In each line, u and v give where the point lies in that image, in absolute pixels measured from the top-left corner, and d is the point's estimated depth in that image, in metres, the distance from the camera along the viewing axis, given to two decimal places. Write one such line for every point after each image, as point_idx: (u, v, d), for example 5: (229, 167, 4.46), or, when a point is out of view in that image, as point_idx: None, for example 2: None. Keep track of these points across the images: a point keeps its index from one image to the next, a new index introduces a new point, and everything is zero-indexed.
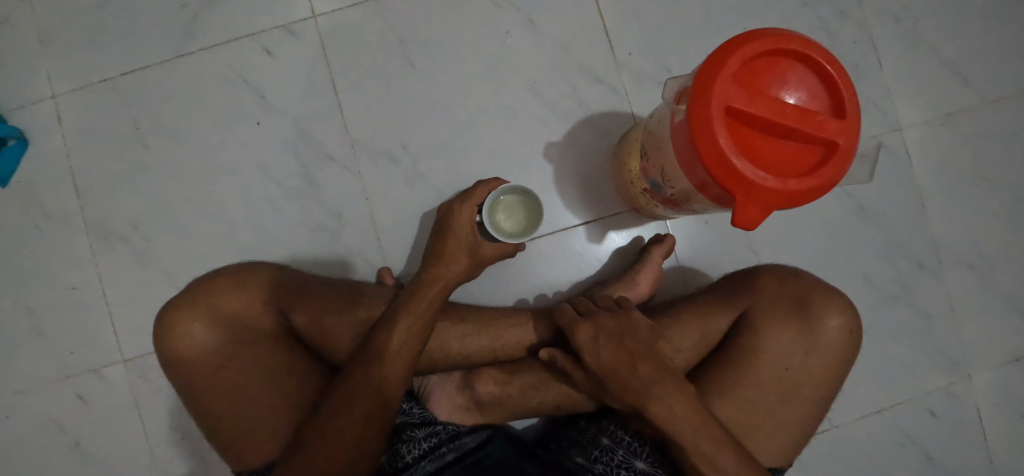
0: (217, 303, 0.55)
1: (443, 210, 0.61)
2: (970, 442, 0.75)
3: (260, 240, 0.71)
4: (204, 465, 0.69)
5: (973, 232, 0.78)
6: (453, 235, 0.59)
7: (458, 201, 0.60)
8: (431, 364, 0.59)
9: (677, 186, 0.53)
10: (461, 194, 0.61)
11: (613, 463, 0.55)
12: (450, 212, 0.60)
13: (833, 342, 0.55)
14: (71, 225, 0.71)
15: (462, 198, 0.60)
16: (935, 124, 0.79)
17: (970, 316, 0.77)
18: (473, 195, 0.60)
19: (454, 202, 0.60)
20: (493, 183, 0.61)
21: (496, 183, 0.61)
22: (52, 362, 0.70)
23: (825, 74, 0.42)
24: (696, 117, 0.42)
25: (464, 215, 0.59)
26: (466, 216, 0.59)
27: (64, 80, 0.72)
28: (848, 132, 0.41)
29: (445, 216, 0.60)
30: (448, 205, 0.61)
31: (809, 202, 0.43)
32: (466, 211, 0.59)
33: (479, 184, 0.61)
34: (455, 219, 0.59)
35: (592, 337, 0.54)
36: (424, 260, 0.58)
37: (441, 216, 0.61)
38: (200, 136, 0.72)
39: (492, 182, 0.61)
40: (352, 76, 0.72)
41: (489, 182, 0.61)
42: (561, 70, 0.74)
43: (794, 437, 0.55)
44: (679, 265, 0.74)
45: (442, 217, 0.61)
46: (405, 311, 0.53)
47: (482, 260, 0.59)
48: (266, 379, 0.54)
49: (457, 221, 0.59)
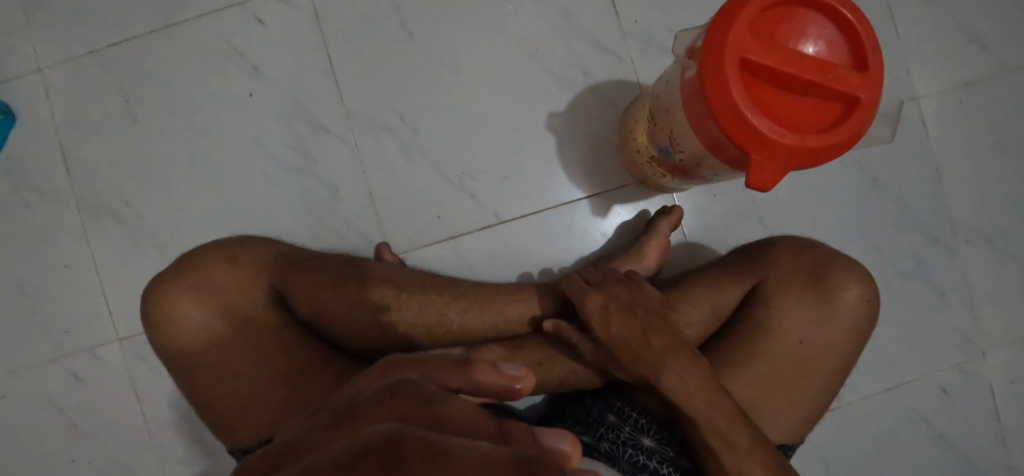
0: (209, 277, 0.53)
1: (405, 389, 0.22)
2: (984, 420, 0.74)
3: (255, 215, 0.69)
4: (204, 446, 0.68)
5: (990, 204, 0.75)
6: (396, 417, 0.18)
7: (393, 365, 0.27)
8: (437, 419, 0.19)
9: (686, 151, 0.50)
10: (457, 401, 0.22)
11: (620, 440, 0.53)
12: (360, 419, 0.18)
13: (852, 314, 0.53)
14: (62, 201, 0.69)
15: (460, 423, 0.19)
16: (953, 93, 0.75)
17: (985, 292, 0.75)
18: (467, 427, 0.19)
19: (404, 358, 0.28)
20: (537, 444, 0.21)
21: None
22: (47, 341, 0.69)
23: (846, 23, 0.40)
24: (709, 71, 0.40)
25: (450, 440, 0.16)
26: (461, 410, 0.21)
27: (51, 52, 0.69)
28: (870, 86, 0.39)
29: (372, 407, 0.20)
30: (406, 385, 0.22)
31: (828, 161, 0.40)
32: (463, 446, 0.16)
33: (463, 389, 0.28)
34: (439, 442, 0.16)
35: (602, 306, 0.53)
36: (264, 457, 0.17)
37: (379, 401, 0.20)
38: (193, 109, 0.69)
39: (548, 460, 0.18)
40: (346, 44, 0.70)
41: (517, 429, 0.21)
42: (563, 37, 0.71)
43: (809, 411, 0.53)
44: (686, 241, 0.72)
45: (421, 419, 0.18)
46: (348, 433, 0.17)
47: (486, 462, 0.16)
48: (258, 355, 0.52)
49: (458, 444, 0.16)
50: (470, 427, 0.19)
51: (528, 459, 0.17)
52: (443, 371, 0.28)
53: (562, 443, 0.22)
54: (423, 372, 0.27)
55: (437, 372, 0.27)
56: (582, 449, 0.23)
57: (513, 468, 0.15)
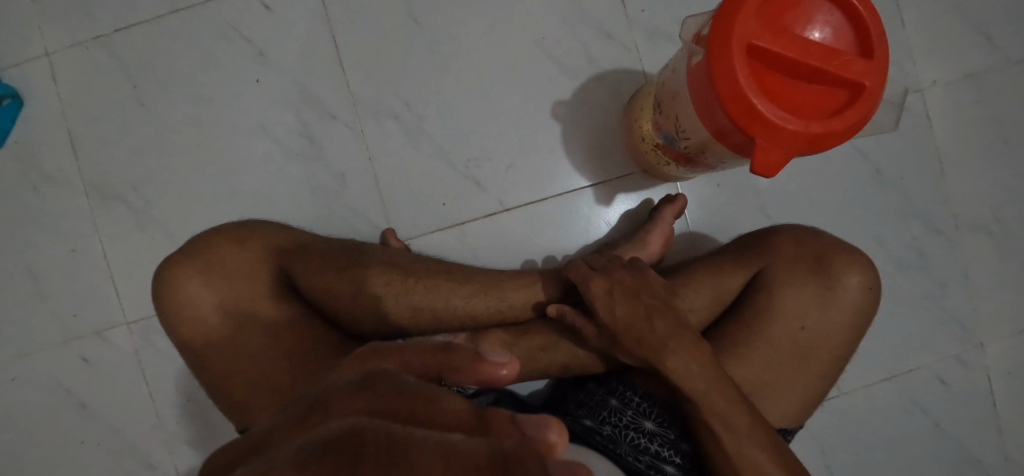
0: (217, 259, 0.54)
1: (382, 381, 0.21)
2: (980, 410, 0.74)
3: (261, 201, 0.69)
4: (210, 429, 0.69)
5: (991, 197, 0.75)
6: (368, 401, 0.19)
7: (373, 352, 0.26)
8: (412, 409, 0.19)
9: (691, 138, 0.51)
10: (437, 391, 0.22)
11: (622, 423, 0.54)
12: (334, 409, 0.19)
13: (854, 301, 0.54)
14: (71, 185, 0.69)
15: (431, 415, 0.19)
16: (957, 85, 0.76)
17: (984, 284, 0.75)
18: (440, 417, 0.19)
19: (390, 344, 0.28)
20: (515, 434, 0.21)
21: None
22: (55, 323, 0.69)
23: (853, 11, 0.40)
24: (716, 57, 0.40)
25: (415, 435, 0.17)
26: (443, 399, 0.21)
27: (58, 37, 0.70)
28: (875, 73, 0.39)
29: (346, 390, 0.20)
30: (387, 378, 0.22)
31: (833, 147, 0.40)
32: (427, 444, 0.16)
33: (446, 377, 0.29)
34: (406, 440, 0.16)
35: (606, 290, 0.54)
36: (239, 449, 0.17)
37: (354, 392, 0.20)
38: (199, 95, 0.70)
39: (517, 453, 0.18)
40: (353, 31, 0.70)
41: (495, 417, 0.21)
42: (570, 26, 0.71)
43: (810, 396, 0.54)
44: (689, 230, 0.72)
45: (392, 412, 0.19)
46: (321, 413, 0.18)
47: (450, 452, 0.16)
48: (266, 335, 0.53)
49: (423, 440, 0.17)
50: (445, 421, 0.19)
51: (495, 453, 0.17)
52: (425, 359, 0.28)
53: (545, 432, 0.22)
54: (406, 360, 0.26)
55: (418, 361, 0.27)
56: (568, 436, 0.23)
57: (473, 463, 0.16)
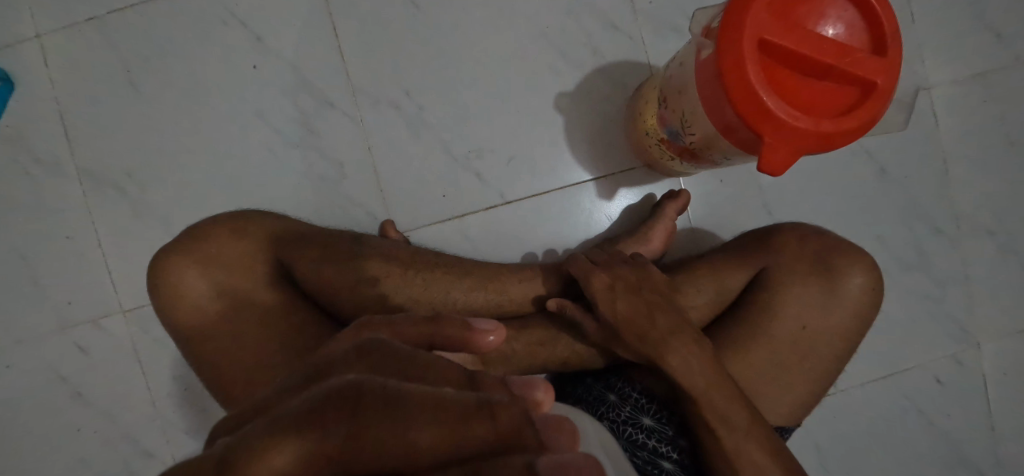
0: (215, 250, 0.53)
1: (377, 345, 0.20)
2: (975, 410, 0.75)
3: (258, 191, 0.68)
4: (207, 418, 0.69)
5: (994, 197, 0.75)
6: (362, 365, 0.18)
7: (366, 328, 0.26)
8: (406, 370, 0.18)
9: (697, 134, 0.50)
10: (433, 353, 0.21)
11: (620, 419, 0.53)
12: (330, 374, 0.18)
13: (855, 302, 0.53)
14: (63, 172, 0.68)
15: (426, 373, 0.19)
16: (964, 84, 0.75)
17: (984, 284, 0.75)
18: (432, 375, 0.19)
19: (379, 319, 0.27)
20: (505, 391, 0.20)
21: (540, 435, 0.17)
22: (51, 309, 0.69)
23: (866, 6, 0.39)
24: (727, 52, 0.39)
25: (411, 386, 0.17)
26: (437, 358, 0.20)
27: (50, 18, 0.68)
28: (887, 71, 0.38)
29: (339, 356, 0.20)
30: (382, 342, 0.21)
31: (843, 145, 0.40)
32: (422, 396, 0.16)
33: (436, 347, 0.26)
34: (401, 391, 0.16)
35: (607, 286, 0.53)
36: (235, 412, 0.17)
37: (351, 357, 0.19)
38: (195, 80, 0.68)
39: (508, 404, 0.17)
40: (353, 17, 0.68)
41: (484, 375, 0.21)
42: (575, 16, 0.70)
43: (808, 395, 0.54)
44: (691, 226, 0.72)
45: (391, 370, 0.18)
46: (317, 380, 0.18)
47: (445, 401, 0.16)
48: (263, 328, 0.52)
49: (418, 390, 0.16)
50: (438, 381, 0.18)
51: (486, 402, 0.17)
52: (412, 330, 0.25)
53: (533, 392, 0.21)
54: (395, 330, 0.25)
55: (406, 330, 0.25)
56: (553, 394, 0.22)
57: (462, 412, 0.15)
